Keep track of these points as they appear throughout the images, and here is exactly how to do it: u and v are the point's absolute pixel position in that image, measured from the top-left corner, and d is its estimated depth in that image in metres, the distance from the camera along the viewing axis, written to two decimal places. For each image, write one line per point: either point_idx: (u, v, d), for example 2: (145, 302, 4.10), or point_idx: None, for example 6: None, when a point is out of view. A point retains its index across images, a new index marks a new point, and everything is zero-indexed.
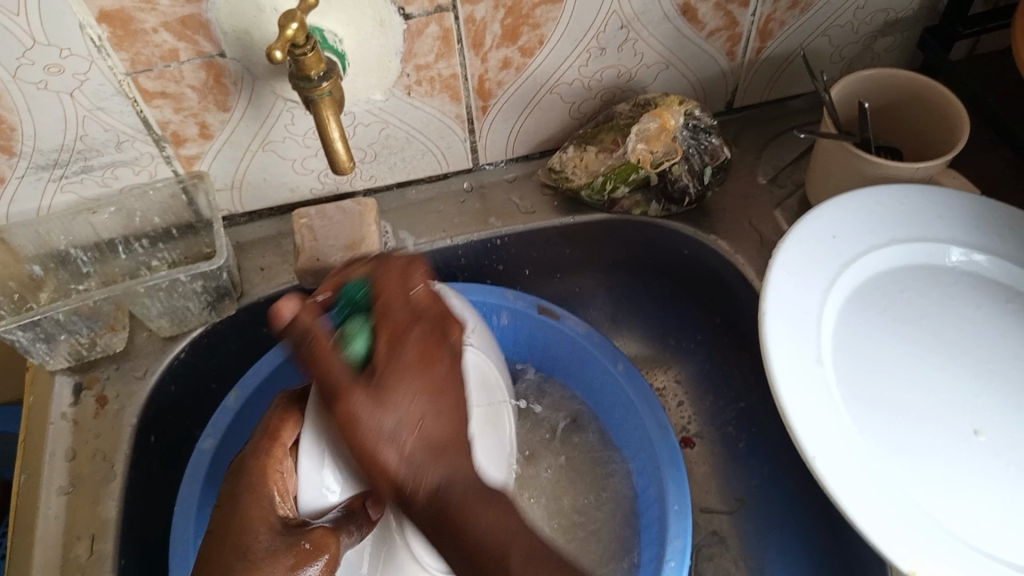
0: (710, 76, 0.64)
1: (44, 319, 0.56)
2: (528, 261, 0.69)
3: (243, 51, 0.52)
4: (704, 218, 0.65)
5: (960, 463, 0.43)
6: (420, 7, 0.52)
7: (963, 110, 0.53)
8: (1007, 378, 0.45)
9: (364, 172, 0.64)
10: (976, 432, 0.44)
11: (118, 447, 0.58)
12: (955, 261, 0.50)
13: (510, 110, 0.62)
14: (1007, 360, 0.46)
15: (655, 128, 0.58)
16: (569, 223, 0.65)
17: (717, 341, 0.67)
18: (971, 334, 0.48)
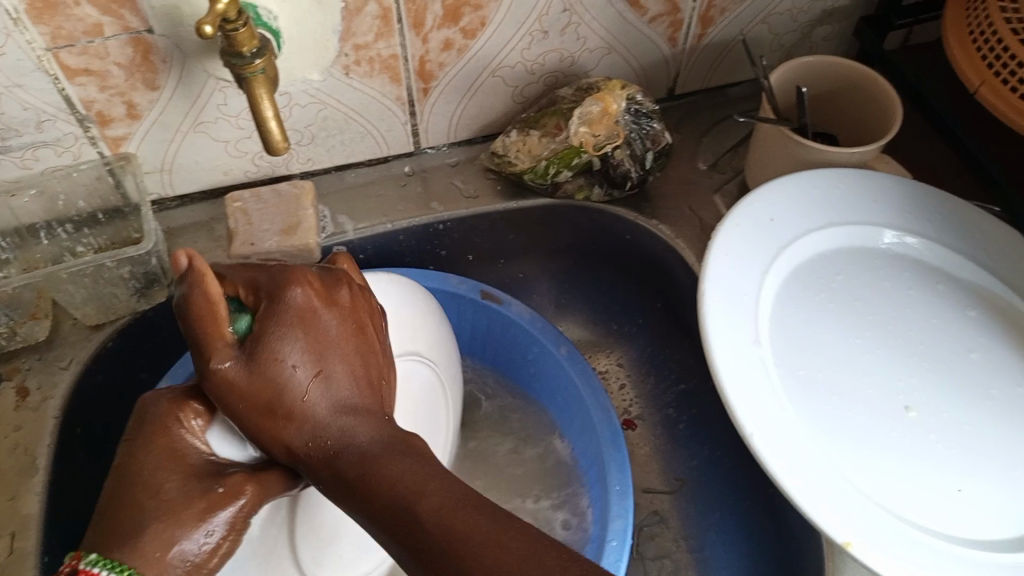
0: (652, 62, 0.64)
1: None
2: (471, 247, 0.68)
3: (172, 27, 0.50)
4: (645, 204, 0.65)
5: (891, 438, 0.44)
6: None
7: (895, 98, 0.55)
8: (934, 356, 0.47)
9: (302, 154, 0.62)
10: (907, 408, 0.45)
11: (41, 440, 0.55)
12: (887, 244, 0.52)
13: (452, 92, 0.61)
14: (933, 339, 0.48)
15: (598, 111, 0.58)
16: (513, 207, 0.65)
17: (659, 325, 0.68)
18: (901, 314, 0.49)
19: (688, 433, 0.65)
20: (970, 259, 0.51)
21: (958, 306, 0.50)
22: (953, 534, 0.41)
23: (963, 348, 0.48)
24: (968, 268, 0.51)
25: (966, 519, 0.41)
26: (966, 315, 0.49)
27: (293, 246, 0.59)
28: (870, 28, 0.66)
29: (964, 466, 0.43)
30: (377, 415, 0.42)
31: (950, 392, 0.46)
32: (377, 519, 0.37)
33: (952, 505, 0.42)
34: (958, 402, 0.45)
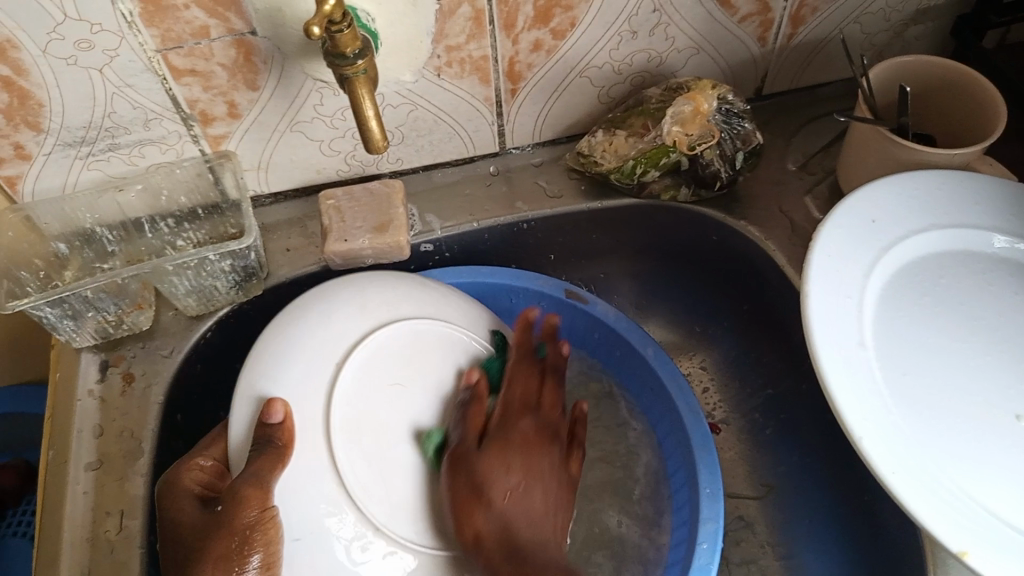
0: (740, 62, 0.63)
1: (71, 296, 0.55)
2: (554, 246, 0.68)
3: (274, 29, 0.52)
4: (733, 205, 0.64)
5: (1004, 448, 0.42)
6: None
7: (1000, 97, 0.53)
8: None
9: (391, 153, 0.64)
10: (1020, 416, 0.43)
11: (144, 426, 0.57)
12: (997, 248, 0.50)
13: (539, 93, 0.61)
14: None
15: (688, 111, 0.58)
16: (598, 207, 0.65)
17: (744, 329, 0.67)
18: (1015, 321, 0.47)
19: (776, 439, 0.64)
20: None
21: None
22: None
23: None
24: None
25: None
26: None
27: (384, 243, 0.61)
28: (970, 26, 0.64)
29: None
30: (548, 446, 0.47)
31: None
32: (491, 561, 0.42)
33: None
34: None
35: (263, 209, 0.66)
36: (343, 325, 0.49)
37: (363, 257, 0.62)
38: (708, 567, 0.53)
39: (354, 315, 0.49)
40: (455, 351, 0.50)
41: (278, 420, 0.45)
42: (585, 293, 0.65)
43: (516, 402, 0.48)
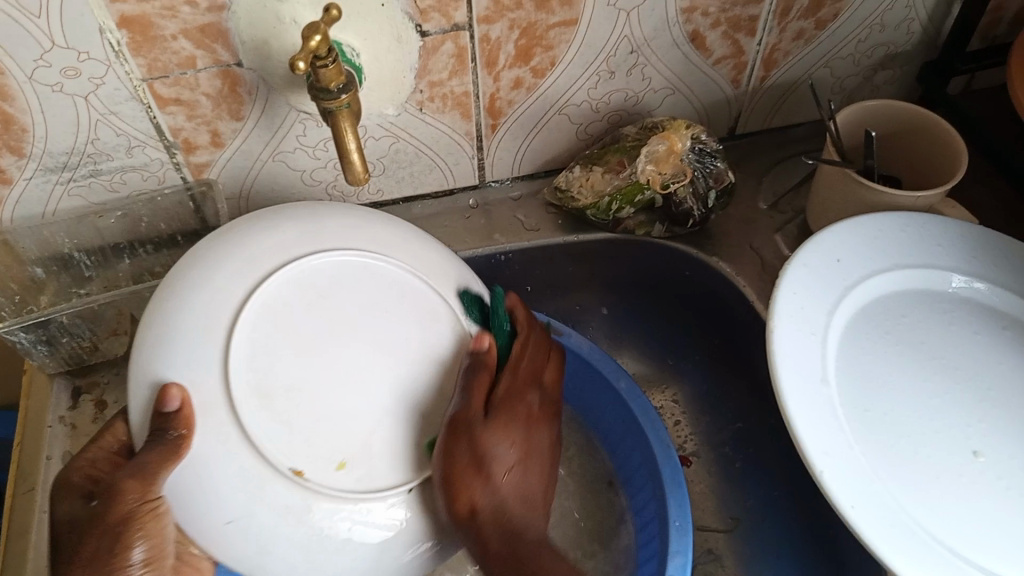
0: (714, 102, 0.66)
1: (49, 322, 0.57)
2: (531, 278, 0.69)
3: (261, 61, 0.53)
4: (705, 241, 0.66)
5: (960, 482, 0.44)
6: (437, 25, 0.53)
7: (961, 143, 0.55)
8: (1004, 403, 0.47)
9: (372, 185, 0.65)
10: (979, 454, 0.45)
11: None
12: (954, 288, 0.52)
13: (519, 128, 0.63)
14: (1004, 385, 0.48)
15: (664, 151, 0.59)
16: (573, 240, 0.66)
17: (716, 361, 0.68)
18: (971, 359, 0.49)
19: (744, 472, 0.65)
20: None
21: None
22: None
23: None
24: None
25: None
26: None
27: None
28: (934, 73, 0.66)
29: None
30: (548, 423, 0.45)
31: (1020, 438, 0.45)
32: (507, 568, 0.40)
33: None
34: None
35: None
36: (261, 251, 0.40)
37: None
38: None
39: (278, 248, 0.41)
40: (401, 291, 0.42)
41: (174, 408, 0.36)
42: (559, 324, 0.64)
43: (529, 371, 0.45)
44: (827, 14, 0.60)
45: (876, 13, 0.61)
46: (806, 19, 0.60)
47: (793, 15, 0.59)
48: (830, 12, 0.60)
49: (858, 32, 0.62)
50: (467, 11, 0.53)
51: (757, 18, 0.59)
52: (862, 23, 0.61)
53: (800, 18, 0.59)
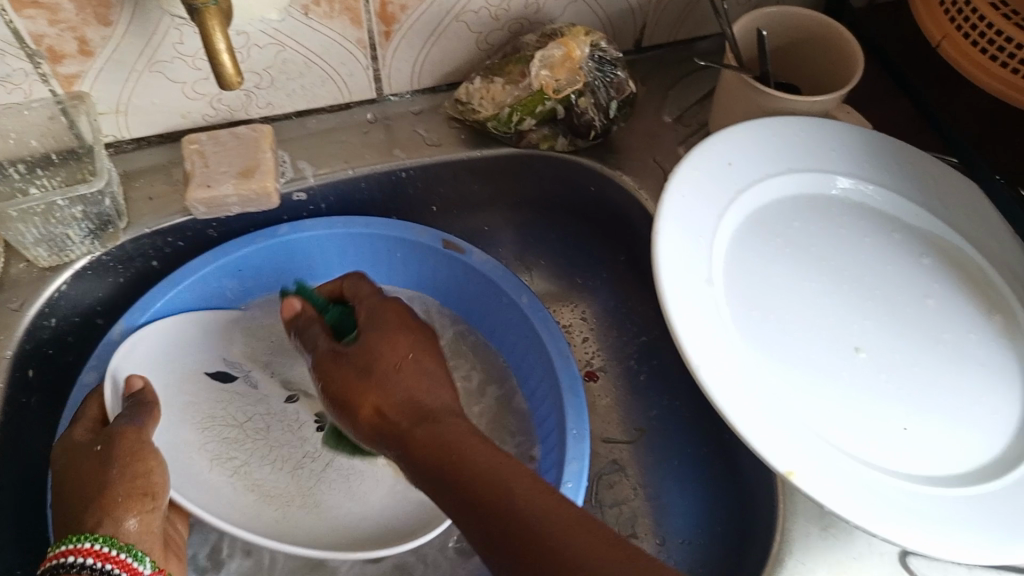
0: (618, 12, 0.64)
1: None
2: (436, 197, 0.68)
3: None
4: (609, 154, 0.65)
5: (842, 378, 0.45)
6: None
7: (857, 48, 0.55)
8: (889, 302, 0.48)
9: (261, 98, 0.61)
10: (860, 350, 0.46)
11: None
12: (844, 191, 0.52)
13: (414, 38, 0.60)
14: (889, 285, 0.49)
15: (560, 55, 0.57)
16: (477, 156, 0.64)
17: (622, 279, 0.68)
18: (859, 261, 0.50)
19: (648, 383, 0.66)
20: (928, 210, 0.52)
21: (914, 254, 0.51)
22: (900, 471, 0.41)
23: (921, 293, 0.49)
24: (925, 218, 0.51)
25: (911, 455, 0.42)
26: (922, 263, 0.50)
27: (250, 189, 0.59)
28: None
29: (910, 405, 0.44)
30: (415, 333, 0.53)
31: (902, 335, 0.47)
32: (493, 536, 0.39)
33: (897, 443, 0.42)
34: (909, 345, 0.46)
35: (125, 155, 0.63)
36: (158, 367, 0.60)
37: (229, 204, 0.60)
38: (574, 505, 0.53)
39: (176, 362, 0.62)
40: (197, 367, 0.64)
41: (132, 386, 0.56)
42: (463, 242, 0.64)
43: (404, 388, 0.48)
44: None
45: None
46: None
47: None
48: None
49: None
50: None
51: None
52: None
53: None
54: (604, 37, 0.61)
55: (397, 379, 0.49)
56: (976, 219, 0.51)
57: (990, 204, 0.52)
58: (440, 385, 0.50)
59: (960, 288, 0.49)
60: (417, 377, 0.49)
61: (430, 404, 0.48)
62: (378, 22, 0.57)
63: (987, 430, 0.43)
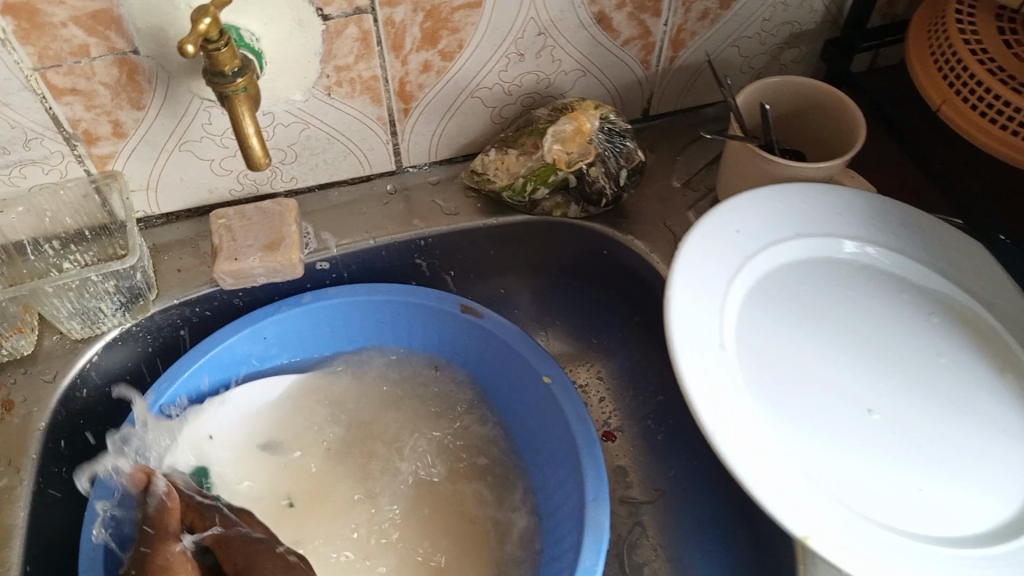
0: (626, 84, 0.66)
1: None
2: (455, 263, 0.70)
3: (158, 48, 0.52)
4: (622, 220, 0.66)
5: (859, 439, 0.46)
6: (339, 8, 0.53)
7: (858, 116, 0.57)
8: (901, 363, 0.49)
9: (285, 172, 0.64)
10: (872, 412, 0.47)
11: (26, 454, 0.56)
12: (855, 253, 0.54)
13: (432, 113, 0.63)
14: (902, 346, 0.50)
15: (572, 130, 0.60)
16: (492, 223, 0.66)
17: (637, 341, 0.69)
18: (871, 322, 0.51)
19: (667, 444, 0.67)
20: (937, 270, 0.53)
21: (924, 313, 0.52)
22: (916, 532, 0.42)
23: (936, 353, 0.50)
24: (934, 278, 0.53)
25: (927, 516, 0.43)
26: (931, 321, 0.52)
27: (275, 262, 0.61)
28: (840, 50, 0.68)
29: (925, 466, 0.45)
30: None
31: (915, 396, 0.48)
32: None
33: (913, 502, 0.44)
34: (921, 407, 0.48)
35: (154, 229, 0.66)
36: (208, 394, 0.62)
37: (255, 275, 0.62)
38: (592, 569, 0.53)
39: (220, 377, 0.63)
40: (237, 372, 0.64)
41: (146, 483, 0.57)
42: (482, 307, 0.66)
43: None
44: None
45: None
46: None
47: None
48: None
49: (763, 12, 0.63)
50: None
51: None
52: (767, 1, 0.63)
53: None
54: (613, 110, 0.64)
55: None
56: (983, 278, 0.53)
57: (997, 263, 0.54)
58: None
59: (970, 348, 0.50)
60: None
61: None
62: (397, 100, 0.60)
63: (1005, 492, 0.44)
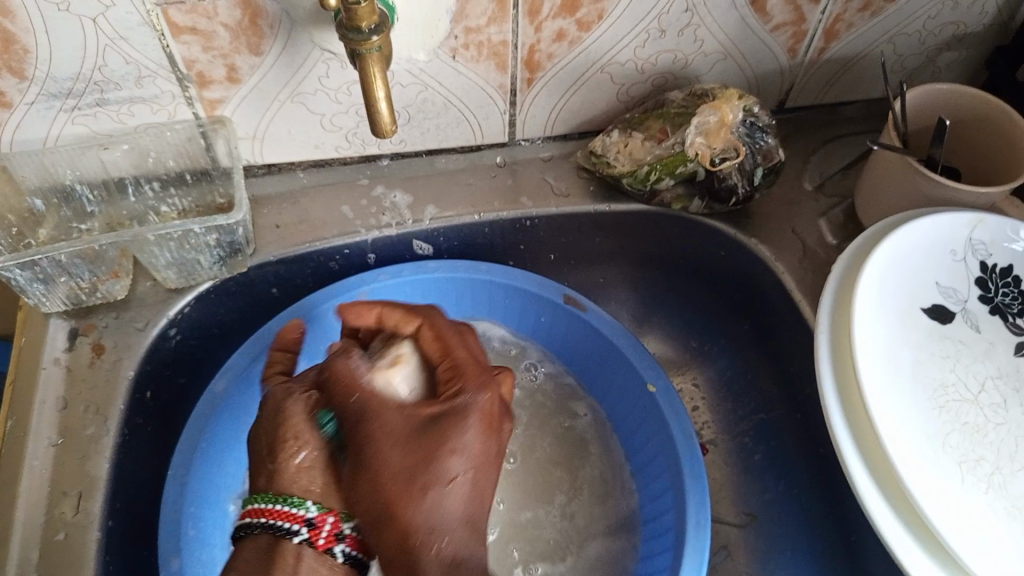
0: (487, 110, 0.60)
1: (45, 260, 0.52)
2: (300, 279, 0.63)
3: None
4: (471, 237, 0.64)
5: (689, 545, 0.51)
6: (119, 7, 0.48)
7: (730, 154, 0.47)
8: (693, 473, 0.54)
9: (99, 168, 0.57)
10: (990, 481, 0.41)
11: (33, 401, 0.53)
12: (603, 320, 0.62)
13: (246, 116, 0.57)
14: (686, 460, 0.55)
15: (386, 109, 0.46)
16: (286, 270, 0.61)
17: (519, 353, 0.67)
18: (653, 417, 0.58)
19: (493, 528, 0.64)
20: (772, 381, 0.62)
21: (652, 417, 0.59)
22: None
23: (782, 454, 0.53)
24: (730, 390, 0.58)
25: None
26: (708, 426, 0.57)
27: None
28: (734, 71, 0.61)
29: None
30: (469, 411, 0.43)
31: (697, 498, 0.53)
32: None
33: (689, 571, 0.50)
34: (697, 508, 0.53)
35: None
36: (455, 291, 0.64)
37: None
38: None
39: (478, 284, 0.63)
40: (517, 287, 0.63)
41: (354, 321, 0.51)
42: (218, 397, 0.57)
43: (466, 358, 0.47)
44: (588, 15, 0.53)
45: (649, 18, 0.55)
46: (564, 19, 0.53)
47: (547, 14, 0.53)
48: (592, 12, 0.53)
49: (635, 36, 0.56)
50: None
51: (506, 19, 0.52)
52: (636, 26, 0.55)
53: (557, 18, 0.53)
54: (389, 118, 0.46)
55: (388, 413, 0.43)
56: (933, 327, 0.47)
57: (944, 325, 0.47)
58: (472, 449, 0.42)
59: (937, 398, 0.44)
60: (483, 495, 0.42)
61: (440, 554, 0.40)
62: (207, 124, 0.57)
63: None
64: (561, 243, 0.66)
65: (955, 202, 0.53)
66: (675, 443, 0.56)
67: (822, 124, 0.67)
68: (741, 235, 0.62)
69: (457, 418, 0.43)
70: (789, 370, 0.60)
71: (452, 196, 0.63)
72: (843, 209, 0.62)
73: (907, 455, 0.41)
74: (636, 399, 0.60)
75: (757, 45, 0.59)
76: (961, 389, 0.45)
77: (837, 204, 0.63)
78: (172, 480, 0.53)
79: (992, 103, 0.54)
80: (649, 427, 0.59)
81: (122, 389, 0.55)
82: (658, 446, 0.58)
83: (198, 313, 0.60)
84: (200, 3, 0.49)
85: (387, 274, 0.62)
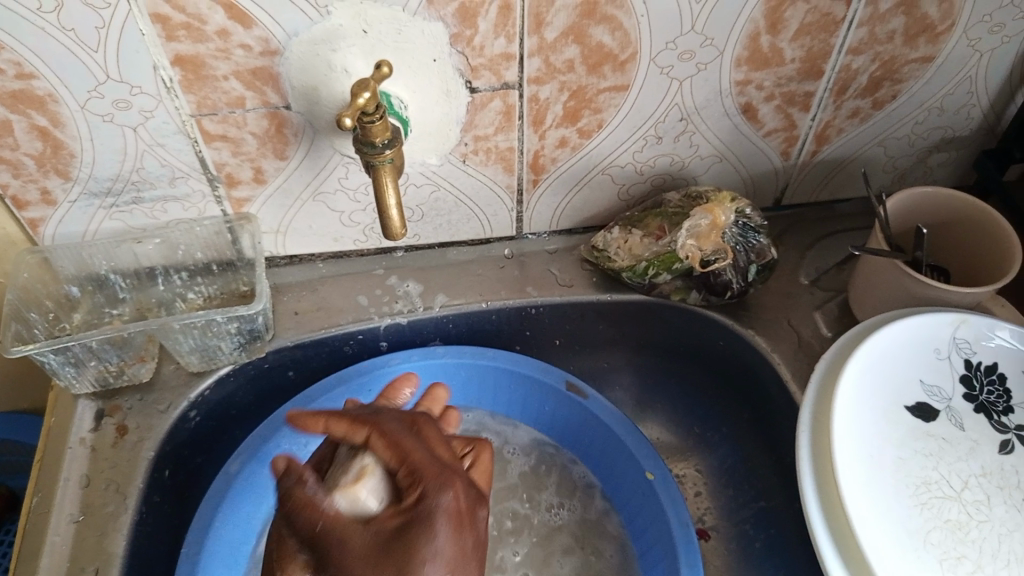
0: (496, 206, 0.64)
1: (78, 346, 0.56)
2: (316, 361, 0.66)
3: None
4: (479, 325, 0.67)
5: None
6: (158, 119, 0.52)
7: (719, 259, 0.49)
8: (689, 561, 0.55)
9: (133, 257, 0.62)
10: None
11: (58, 480, 0.56)
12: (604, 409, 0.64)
13: (270, 212, 0.61)
14: (682, 548, 0.56)
15: (396, 214, 0.49)
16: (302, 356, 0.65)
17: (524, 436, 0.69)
18: (652, 504, 0.59)
19: None
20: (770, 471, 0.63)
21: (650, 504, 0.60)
22: None
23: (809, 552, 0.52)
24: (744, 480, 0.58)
25: None
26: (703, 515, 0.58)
27: None
28: (730, 172, 0.64)
29: None
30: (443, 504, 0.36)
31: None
32: None
33: None
34: None
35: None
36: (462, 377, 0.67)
37: None
38: None
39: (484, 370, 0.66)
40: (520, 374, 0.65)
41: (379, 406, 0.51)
42: (234, 474, 0.60)
43: (422, 459, 0.39)
44: (589, 124, 0.57)
45: (646, 125, 0.58)
46: (566, 127, 0.57)
47: (549, 123, 0.57)
48: (592, 121, 0.57)
49: (634, 142, 0.60)
50: (184, 106, 0.52)
51: (511, 128, 0.56)
52: (634, 133, 0.59)
53: (559, 127, 0.57)
54: (400, 221, 0.49)
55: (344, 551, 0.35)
56: (917, 425, 0.48)
57: (928, 423, 0.49)
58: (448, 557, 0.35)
59: (920, 496, 0.45)
60: None
61: None
62: (233, 219, 0.61)
63: None
64: (565, 330, 0.69)
65: (941, 301, 0.55)
66: (671, 531, 0.57)
67: (817, 220, 0.70)
68: (738, 327, 0.64)
69: (422, 527, 0.35)
70: (786, 460, 0.62)
71: (462, 286, 0.66)
72: (837, 303, 0.65)
73: (889, 556, 0.42)
74: (636, 486, 0.61)
75: (751, 149, 0.62)
76: (944, 486, 0.46)
77: (831, 297, 0.65)
78: (185, 557, 0.56)
79: (975, 208, 0.56)
80: (649, 514, 0.60)
81: (142, 469, 0.58)
82: (657, 534, 0.59)
83: (217, 395, 0.63)
84: (231, 114, 0.53)
85: (397, 359, 0.65)
